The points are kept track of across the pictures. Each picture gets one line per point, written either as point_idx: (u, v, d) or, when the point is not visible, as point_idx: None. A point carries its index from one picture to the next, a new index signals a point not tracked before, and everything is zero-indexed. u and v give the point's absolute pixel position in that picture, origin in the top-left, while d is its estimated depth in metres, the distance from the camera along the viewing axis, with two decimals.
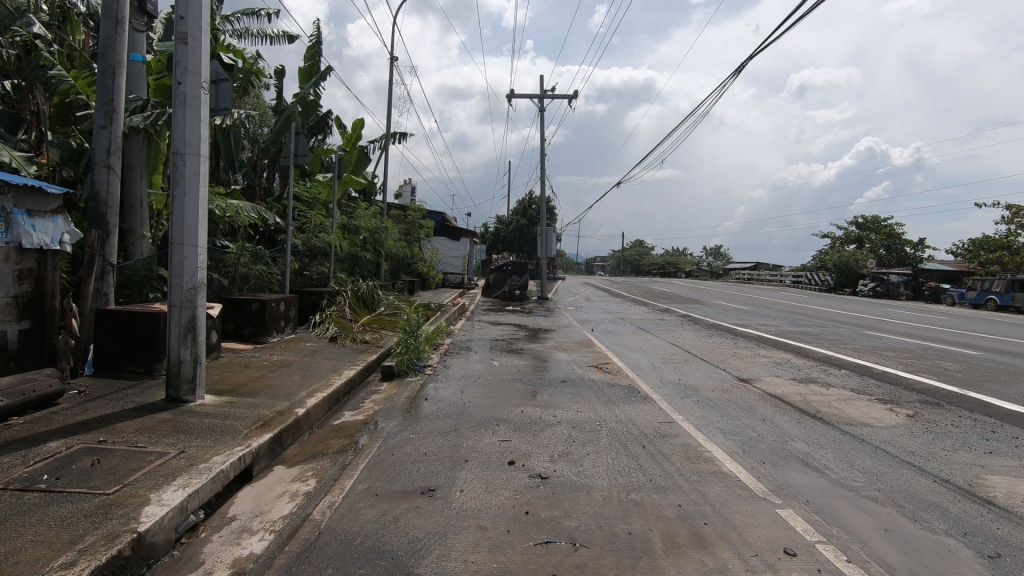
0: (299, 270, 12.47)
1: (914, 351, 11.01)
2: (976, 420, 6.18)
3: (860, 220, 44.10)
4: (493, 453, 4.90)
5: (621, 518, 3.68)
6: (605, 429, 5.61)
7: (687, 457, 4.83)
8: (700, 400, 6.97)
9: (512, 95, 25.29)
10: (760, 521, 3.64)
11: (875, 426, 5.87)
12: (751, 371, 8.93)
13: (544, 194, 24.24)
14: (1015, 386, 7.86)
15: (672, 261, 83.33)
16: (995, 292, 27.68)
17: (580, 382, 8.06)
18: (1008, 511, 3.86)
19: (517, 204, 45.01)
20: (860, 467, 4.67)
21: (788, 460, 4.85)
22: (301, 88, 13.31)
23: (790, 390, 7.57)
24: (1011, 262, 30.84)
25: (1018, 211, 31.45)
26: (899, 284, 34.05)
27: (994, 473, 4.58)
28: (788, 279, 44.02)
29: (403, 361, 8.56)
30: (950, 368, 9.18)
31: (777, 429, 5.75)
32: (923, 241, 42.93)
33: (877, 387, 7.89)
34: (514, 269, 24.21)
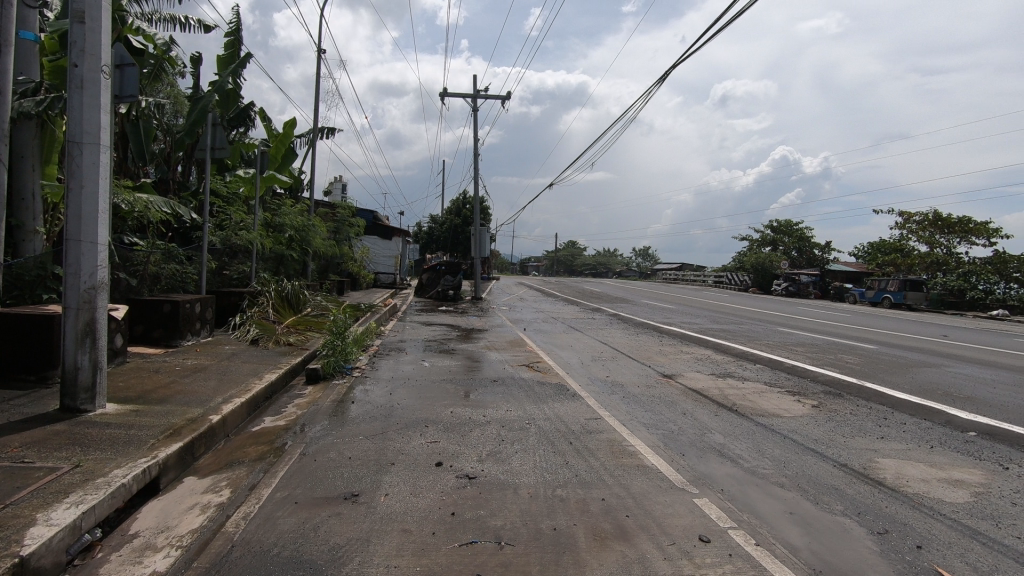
0: (218, 269, 11.81)
1: (820, 346, 11.87)
2: (872, 409, 6.73)
3: (775, 224, 47.05)
4: (421, 455, 4.83)
5: (546, 515, 3.71)
6: (533, 428, 5.67)
7: (612, 452, 4.96)
8: (626, 396, 7.19)
9: (445, 94, 25.08)
10: (678, 511, 3.79)
11: (784, 417, 6.26)
12: (674, 367, 9.28)
13: (478, 194, 24.22)
14: (906, 377, 8.63)
15: (604, 262, 85.65)
16: (890, 291, 30.32)
17: (511, 381, 8.09)
18: (895, 491, 4.23)
19: (451, 204, 44.76)
20: (769, 456, 4.97)
21: (706, 451, 5.08)
22: (220, 76, 12.61)
23: (710, 385, 7.93)
24: (904, 263, 33.86)
25: (908, 217, 34.57)
26: (809, 284, 36.61)
27: (884, 456, 5.01)
28: (711, 279, 46.36)
29: (329, 364, 8.28)
30: (850, 362, 9.97)
31: (697, 422, 6.01)
32: (829, 244, 46.36)
33: (787, 380, 8.44)
34: (447, 269, 24.06)
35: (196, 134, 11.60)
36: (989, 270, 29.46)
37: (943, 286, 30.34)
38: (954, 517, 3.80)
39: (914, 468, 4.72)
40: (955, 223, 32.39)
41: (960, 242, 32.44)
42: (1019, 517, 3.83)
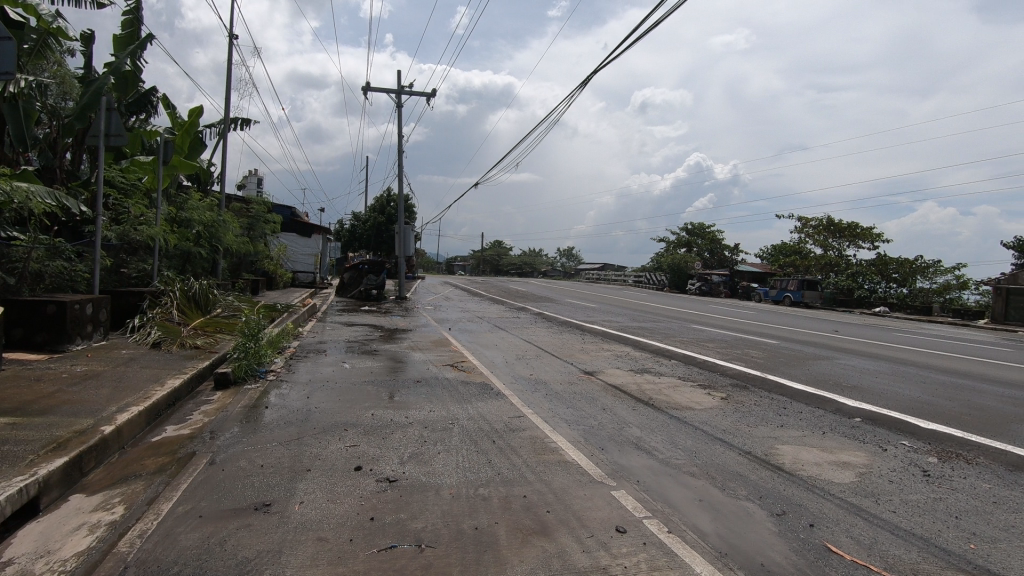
0: (114, 266, 10.86)
1: (729, 342, 12.65)
2: (773, 399, 7.25)
3: (689, 226, 49.60)
4: (339, 460, 4.66)
5: (468, 515, 3.70)
6: (456, 428, 5.64)
7: (534, 449, 5.03)
8: (548, 394, 7.32)
9: (368, 88, 24.41)
10: (596, 504, 3.89)
11: (695, 409, 6.60)
12: (595, 364, 9.55)
13: (403, 192, 23.78)
14: (802, 369, 9.37)
15: (529, 261, 86.81)
16: (790, 290, 32.96)
17: (434, 381, 8.00)
18: (792, 475, 4.57)
19: (374, 202, 43.73)
20: (681, 447, 5.22)
21: (624, 445, 5.26)
22: (116, 56, 11.58)
23: (628, 381, 8.22)
24: (801, 265, 36.77)
25: (805, 222, 37.56)
26: (719, 283, 38.98)
27: (783, 443, 5.41)
28: (630, 279, 48.20)
29: (241, 367, 7.83)
30: (755, 356, 10.70)
31: (615, 417, 6.22)
32: (737, 246, 49.51)
33: (699, 374, 8.93)
34: (370, 269, 23.42)
35: (88, 119, 10.59)
36: (873, 270, 32.02)
37: (835, 286, 33.19)
38: (841, 496, 4.16)
39: (808, 453, 5.12)
40: (845, 228, 35.55)
41: (850, 246, 35.64)
42: (895, 493, 4.25)
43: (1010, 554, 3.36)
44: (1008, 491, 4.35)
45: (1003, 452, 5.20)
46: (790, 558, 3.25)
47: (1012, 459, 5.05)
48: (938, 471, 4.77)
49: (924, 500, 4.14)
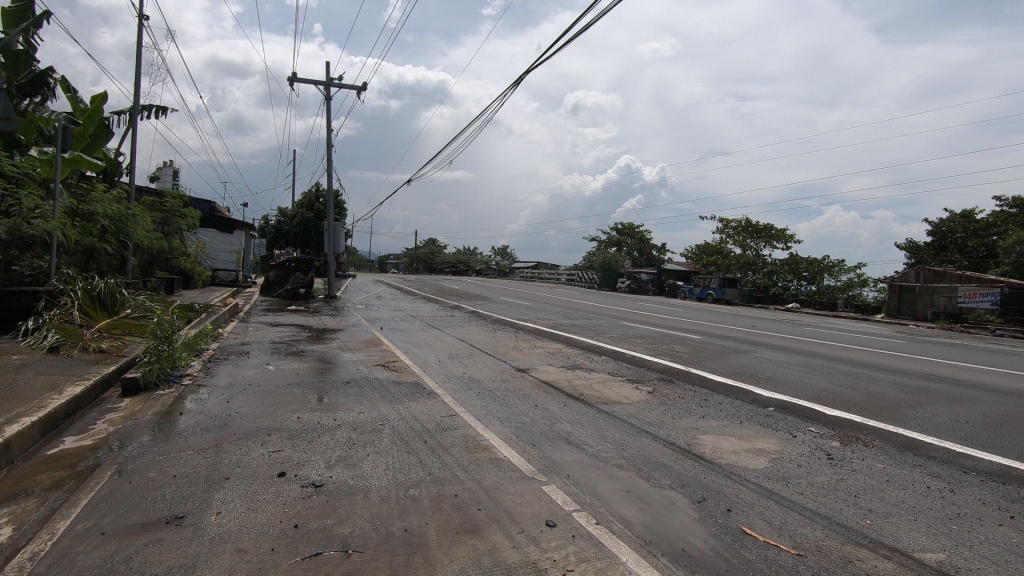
0: (3, 263, 9.86)
1: (656, 338, 13.16)
2: (696, 392, 7.60)
3: (619, 226, 51.06)
4: (261, 466, 4.45)
5: (398, 517, 3.64)
6: (386, 428, 5.53)
7: (465, 447, 5.01)
8: (481, 392, 7.32)
9: (294, 79, 23.42)
10: (527, 499, 3.93)
11: (623, 403, 6.80)
12: (528, 361, 9.65)
13: (332, 187, 23.01)
14: (723, 363, 9.89)
15: (463, 259, 86.49)
16: (713, 288, 34.81)
17: (364, 382, 7.81)
18: (712, 463, 4.81)
19: (302, 197, 42.10)
20: (610, 440, 5.37)
21: (555, 440, 5.34)
22: (4, 32, 10.49)
23: (559, 377, 8.36)
24: (723, 264, 38.78)
25: (726, 223, 39.62)
26: (648, 282, 40.50)
27: (704, 433, 5.67)
28: (563, 278, 49.10)
29: (152, 371, 7.31)
30: (680, 350, 11.19)
31: (547, 413, 6.31)
32: (664, 246, 51.54)
33: (628, 369, 9.23)
34: (297, 267, 22.49)
35: None
36: (786, 269, 34.22)
37: (753, 283, 35.24)
38: (756, 481, 4.42)
39: (727, 442, 5.40)
40: (762, 229, 37.82)
41: (766, 246, 37.95)
42: (803, 476, 4.56)
43: (900, 527, 3.68)
44: (899, 469, 4.77)
45: (895, 435, 5.71)
46: (709, 542, 3.41)
47: (903, 441, 5.54)
48: (841, 454, 5.16)
49: (828, 481, 4.47)
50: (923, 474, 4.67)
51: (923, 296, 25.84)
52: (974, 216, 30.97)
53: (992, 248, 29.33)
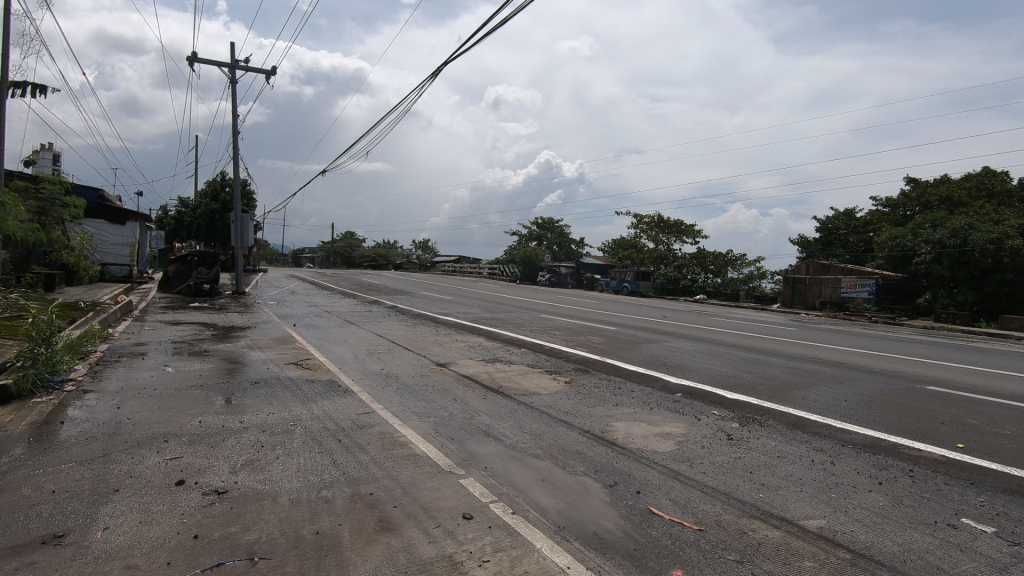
0: None
1: (574, 329, 13.52)
2: (611, 380, 7.91)
3: (539, 221, 51.86)
4: (156, 475, 4.14)
5: (309, 519, 3.51)
6: (298, 429, 5.30)
7: (382, 445, 4.91)
8: (400, 387, 7.21)
9: (195, 59, 21.74)
10: (444, 493, 3.92)
11: (541, 394, 6.94)
12: (448, 356, 9.60)
13: (239, 177, 21.63)
14: (636, 352, 10.35)
15: (382, 253, 84.49)
16: (628, 281, 36.25)
17: (276, 382, 7.44)
18: (623, 448, 5.02)
19: (205, 186, 39.34)
20: (527, 430, 5.47)
21: (473, 433, 5.35)
22: None
23: (479, 371, 8.39)
24: (637, 257, 40.45)
25: (640, 219, 41.32)
26: (567, 275, 41.50)
27: (617, 420, 5.91)
28: (485, 272, 49.29)
29: (26, 378, 6.56)
30: (596, 341, 11.58)
31: (466, 407, 6.31)
32: (582, 240, 52.96)
33: (546, 360, 9.42)
34: (201, 261, 21.08)
35: None
36: (694, 263, 36.25)
37: (665, 276, 37.02)
38: (663, 463, 4.67)
39: (637, 428, 5.65)
40: (672, 225, 39.80)
41: (676, 241, 39.96)
42: (706, 456, 4.86)
43: (789, 498, 4.02)
44: (788, 446, 5.21)
45: (786, 414, 6.23)
46: (619, 524, 3.56)
47: (793, 420, 6.05)
48: (739, 434, 5.55)
49: (728, 460, 4.80)
50: (809, 449, 5.12)
51: (812, 287, 28.26)
52: (855, 214, 34.24)
53: (870, 244, 32.60)
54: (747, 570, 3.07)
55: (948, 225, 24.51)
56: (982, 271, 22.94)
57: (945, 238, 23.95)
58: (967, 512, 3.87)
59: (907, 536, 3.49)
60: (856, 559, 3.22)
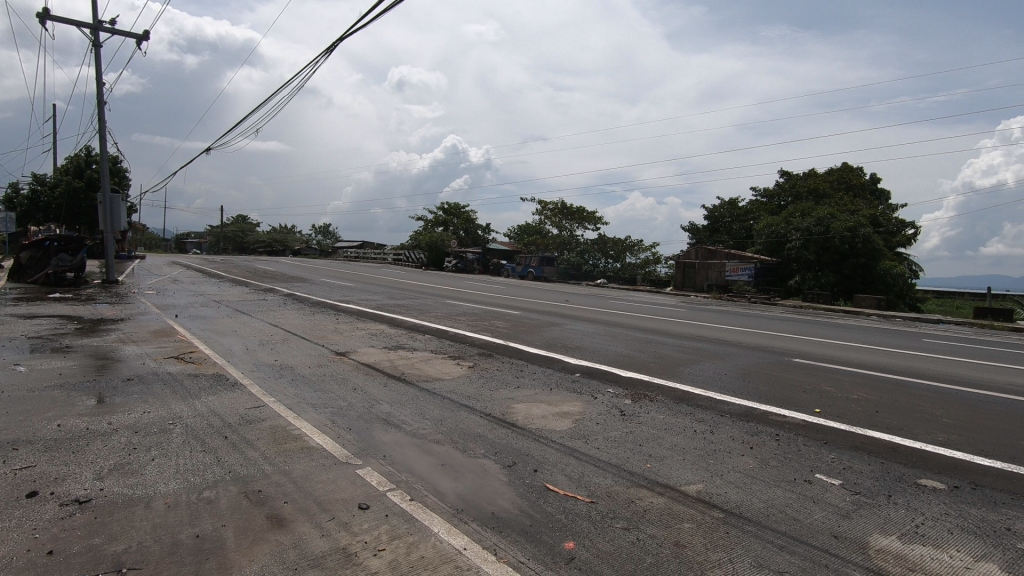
0: None
1: (479, 314, 13.60)
2: (513, 364, 8.05)
3: (445, 206, 51.40)
4: (2, 488, 3.66)
5: (188, 523, 3.27)
6: (177, 428, 4.91)
7: (273, 439, 4.68)
8: (295, 378, 6.88)
9: (48, 17, 19.09)
10: (339, 485, 3.81)
11: (444, 380, 6.94)
12: (348, 344, 9.31)
13: (107, 152, 19.39)
14: (538, 335, 10.62)
15: (278, 237, 79.76)
16: (533, 266, 37.01)
17: (152, 378, 6.82)
18: (523, 429, 5.13)
19: (66, 163, 34.95)
20: (429, 417, 5.44)
21: (373, 422, 5.23)
22: None
23: (381, 358, 8.21)
24: (542, 243, 41.33)
25: (544, 205, 42.19)
26: (473, 261, 41.53)
27: (518, 402, 6.04)
28: (391, 257, 48.24)
29: None
30: (500, 326, 11.74)
31: (365, 396, 6.16)
32: (488, 226, 53.26)
33: (450, 346, 9.41)
34: (62, 247, 18.75)
35: None
36: (595, 248, 37.68)
37: (568, 261, 38.19)
38: (560, 441, 4.83)
39: (537, 408, 5.81)
40: (575, 212, 41.00)
41: (578, 227, 41.28)
42: (600, 432, 5.10)
43: (673, 467, 4.32)
44: (674, 418, 5.60)
45: (674, 389, 6.69)
46: (516, 502, 3.65)
47: (679, 394, 6.51)
48: (631, 410, 5.89)
49: (620, 434, 5.07)
50: (691, 420, 5.54)
51: (700, 271, 30.41)
52: (737, 204, 37.18)
53: (750, 231, 35.62)
54: (632, 535, 3.27)
55: (813, 215, 27.32)
56: (841, 255, 26.04)
57: (811, 226, 26.67)
58: (820, 468, 4.39)
59: (771, 493, 3.88)
60: (728, 517, 3.53)
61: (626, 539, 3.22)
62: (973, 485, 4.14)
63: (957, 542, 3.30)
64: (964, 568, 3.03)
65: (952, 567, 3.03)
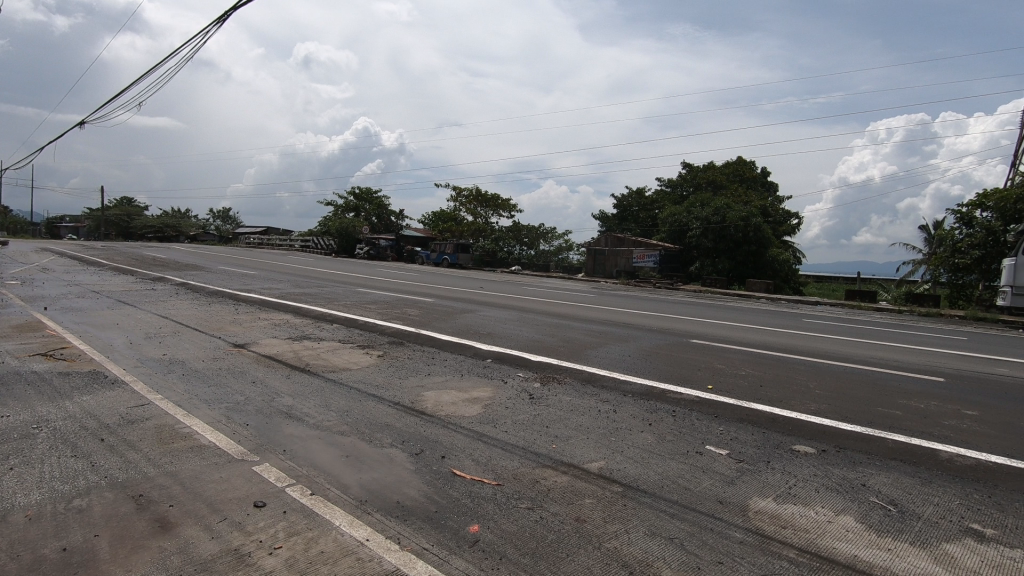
0: None
1: (391, 302, 13.32)
2: (425, 351, 7.97)
3: (356, 191, 49.65)
4: None
5: (53, 537, 2.96)
6: (42, 433, 4.40)
7: (158, 439, 4.33)
8: (185, 373, 6.40)
9: None
10: (232, 484, 3.60)
11: (352, 370, 6.74)
12: (248, 335, 8.79)
13: None
14: (451, 322, 10.57)
15: (170, 222, 73.50)
16: (448, 253, 36.78)
17: (14, 378, 6.08)
18: (432, 417, 5.09)
19: None
20: (333, 408, 5.26)
21: (272, 416, 4.99)
22: None
23: (283, 350, 7.83)
24: (457, 230, 41.10)
25: (458, 192, 41.89)
26: (386, 248, 40.52)
27: (427, 389, 5.99)
28: (297, 244, 46.00)
29: None
30: (413, 313, 11.58)
31: (265, 389, 5.85)
32: (401, 212, 52.17)
33: (359, 335, 9.14)
34: None
35: None
36: (510, 236, 38.02)
37: (482, 248, 38.28)
38: (469, 427, 4.86)
39: (447, 395, 5.80)
40: (489, 199, 41.04)
41: (493, 214, 41.41)
42: (509, 416, 5.18)
43: (577, 446, 4.47)
44: (580, 400, 5.79)
45: (581, 372, 6.93)
46: (422, 489, 3.63)
47: (586, 376, 6.75)
48: (539, 393, 6.03)
49: (528, 417, 5.17)
50: (596, 401, 5.76)
51: (609, 258, 31.56)
52: (644, 193, 38.86)
53: (655, 219, 37.37)
54: (536, 514, 3.35)
55: (711, 205, 29.14)
56: (736, 243, 27.87)
57: (709, 215, 28.44)
58: (710, 440, 4.73)
59: (666, 466, 4.13)
60: (626, 490, 3.72)
61: (530, 519, 3.30)
62: (837, 448, 4.64)
63: (822, 499, 3.68)
64: (827, 522, 3.38)
65: (817, 522, 3.38)
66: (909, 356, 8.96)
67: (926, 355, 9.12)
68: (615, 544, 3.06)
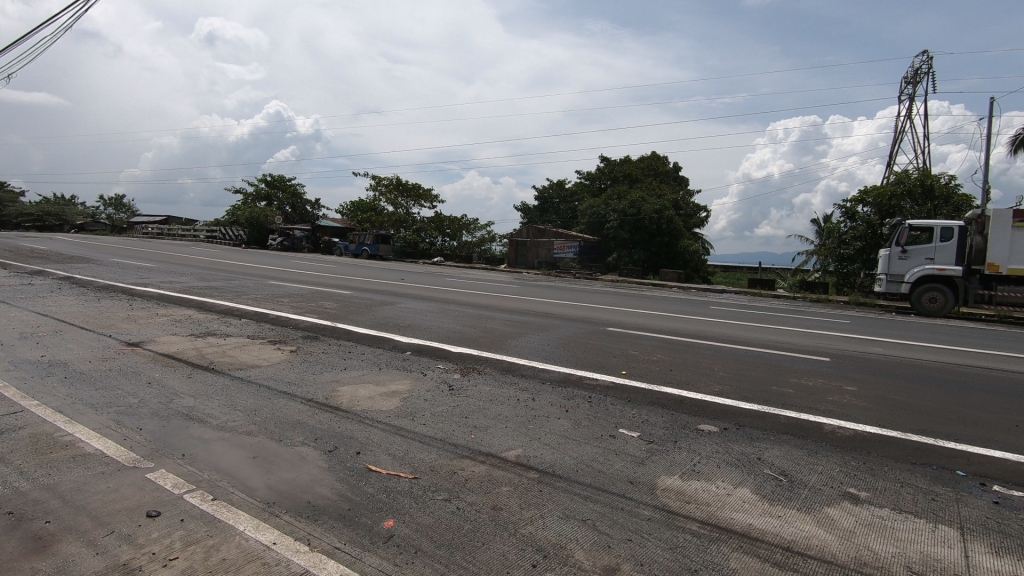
0: None
1: (306, 295, 12.76)
2: (341, 345, 7.71)
3: (268, 178, 47.03)
4: None
5: None
6: None
7: (34, 449, 3.91)
8: (69, 376, 5.81)
9: None
10: (122, 493, 3.31)
11: (261, 367, 6.40)
12: (143, 333, 8.11)
13: None
14: (370, 315, 10.29)
15: (52, 210, 66.30)
16: (367, 244, 35.78)
17: None
18: (347, 412, 4.94)
19: None
20: (240, 407, 4.98)
21: (171, 419, 4.64)
22: None
23: (185, 347, 7.30)
24: (377, 220, 40.03)
25: (377, 181, 40.76)
26: (301, 238, 38.78)
27: (343, 385, 5.80)
28: (203, 235, 43.03)
29: None
30: (329, 307, 11.16)
31: (163, 390, 5.43)
32: (318, 202, 50.08)
33: (270, 330, 8.70)
34: None
35: None
36: (431, 226, 37.54)
37: (404, 239, 37.54)
38: (385, 421, 4.75)
39: (363, 390, 5.64)
40: (410, 189, 40.26)
41: (415, 204, 40.70)
42: (427, 408, 5.12)
43: (495, 436, 4.50)
44: (499, 389, 5.83)
45: (500, 362, 6.97)
46: (335, 487, 3.52)
47: (505, 366, 6.80)
48: (458, 384, 6.01)
49: (447, 409, 5.13)
50: (515, 390, 5.82)
51: (531, 249, 31.95)
52: (564, 185, 39.60)
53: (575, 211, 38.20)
54: (453, 505, 3.35)
55: (627, 198, 30.19)
56: (650, 235, 29.08)
57: (625, 208, 29.46)
58: (623, 423, 4.91)
59: (581, 450, 4.25)
60: (542, 476, 3.79)
61: (447, 510, 3.29)
62: (737, 425, 4.96)
63: (723, 474, 3.93)
64: (726, 495, 3.62)
65: (717, 495, 3.61)
66: (803, 339, 9.73)
67: (817, 338, 9.94)
68: (530, 529, 3.11)
